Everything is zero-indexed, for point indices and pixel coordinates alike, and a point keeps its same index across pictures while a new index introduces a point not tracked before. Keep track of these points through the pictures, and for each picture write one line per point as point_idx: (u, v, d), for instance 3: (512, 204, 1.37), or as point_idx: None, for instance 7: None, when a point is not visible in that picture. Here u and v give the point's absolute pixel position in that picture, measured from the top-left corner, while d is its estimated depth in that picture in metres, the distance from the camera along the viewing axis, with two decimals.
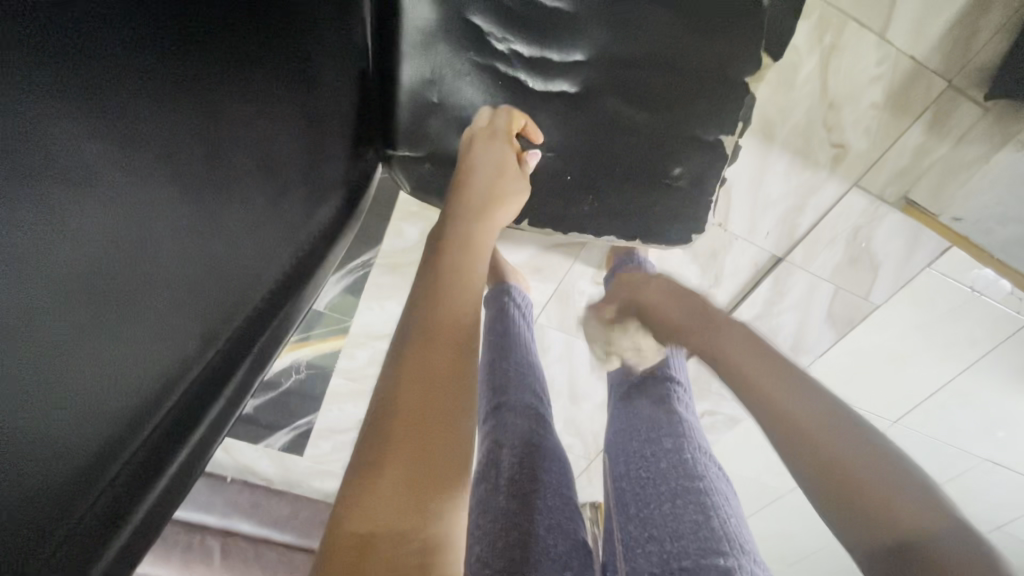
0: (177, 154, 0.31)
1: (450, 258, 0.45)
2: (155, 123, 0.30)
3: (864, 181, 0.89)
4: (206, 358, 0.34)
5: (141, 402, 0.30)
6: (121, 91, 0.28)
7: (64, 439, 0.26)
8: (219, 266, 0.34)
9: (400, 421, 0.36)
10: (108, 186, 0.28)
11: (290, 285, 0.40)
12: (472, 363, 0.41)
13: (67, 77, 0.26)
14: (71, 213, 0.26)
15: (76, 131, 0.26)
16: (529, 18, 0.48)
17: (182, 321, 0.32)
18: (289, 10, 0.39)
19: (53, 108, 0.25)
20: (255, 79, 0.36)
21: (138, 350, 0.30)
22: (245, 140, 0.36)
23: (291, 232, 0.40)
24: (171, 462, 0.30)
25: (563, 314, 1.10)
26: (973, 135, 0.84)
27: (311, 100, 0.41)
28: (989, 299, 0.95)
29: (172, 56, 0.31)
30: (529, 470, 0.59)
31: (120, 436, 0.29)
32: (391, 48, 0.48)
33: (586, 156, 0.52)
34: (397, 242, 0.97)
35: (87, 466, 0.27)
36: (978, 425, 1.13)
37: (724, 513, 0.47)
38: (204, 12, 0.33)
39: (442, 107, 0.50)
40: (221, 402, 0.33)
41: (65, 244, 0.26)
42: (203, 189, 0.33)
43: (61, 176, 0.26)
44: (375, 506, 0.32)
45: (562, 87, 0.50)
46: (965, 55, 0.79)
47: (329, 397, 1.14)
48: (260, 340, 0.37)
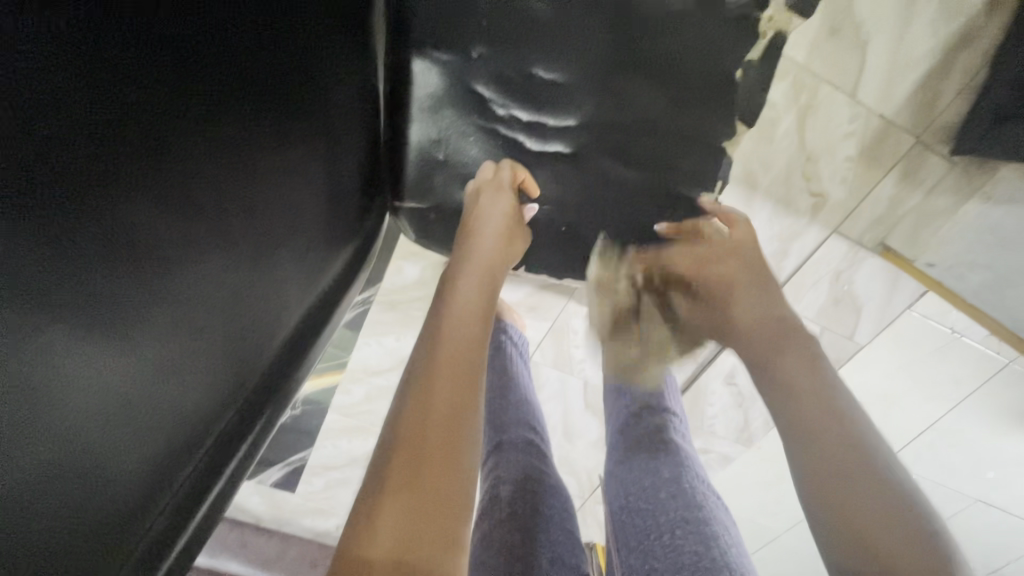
0: (223, 226, 0.36)
1: (458, 302, 0.48)
2: (208, 197, 0.34)
3: (842, 229, 0.95)
4: (238, 400, 0.39)
5: (184, 441, 0.35)
6: (179, 178, 0.33)
7: (116, 475, 0.31)
8: (253, 322, 0.39)
9: (408, 449, 0.38)
10: (173, 255, 0.33)
11: (308, 330, 0.44)
12: (476, 394, 0.43)
13: (141, 165, 0.31)
14: (147, 281, 0.32)
15: (148, 210, 0.31)
16: (528, 87, 0.52)
17: (217, 375, 0.37)
18: (324, 86, 0.43)
19: (130, 193, 0.30)
20: (290, 153, 0.40)
21: (187, 395, 0.35)
22: (278, 209, 0.40)
23: (313, 284, 0.45)
24: (211, 492, 0.37)
25: (557, 350, 1.12)
26: (940, 189, 0.89)
27: (335, 169, 0.45)
28: (971, 340, 0.98)
29: (225, 139, 0.35)
30: (529, 502, 0.60)
31: (170, 471, 0.34)
32: (402, 110, 0.52)
33: (580, 208, 0.56)
34: (397, 280, 1.02)
35: (141, 499, 0.33)
36: (969, 465, 1.14)
37: (724, 543, 0.48)
38: (254, 94, 0.37)
39: (447, 164, 0.55)
40: (244, 443, 0.39)
41: (140, 308, 0.31)
42: (242, 256, 0.37)
43: (136, 249, 0.31)
44: (384, 532, 0.35)
45: (557, 148, 0.55)
46: (930, 114, 0.85)
47: (325, 432, 1.15)
48: (276, 388, 0.42)
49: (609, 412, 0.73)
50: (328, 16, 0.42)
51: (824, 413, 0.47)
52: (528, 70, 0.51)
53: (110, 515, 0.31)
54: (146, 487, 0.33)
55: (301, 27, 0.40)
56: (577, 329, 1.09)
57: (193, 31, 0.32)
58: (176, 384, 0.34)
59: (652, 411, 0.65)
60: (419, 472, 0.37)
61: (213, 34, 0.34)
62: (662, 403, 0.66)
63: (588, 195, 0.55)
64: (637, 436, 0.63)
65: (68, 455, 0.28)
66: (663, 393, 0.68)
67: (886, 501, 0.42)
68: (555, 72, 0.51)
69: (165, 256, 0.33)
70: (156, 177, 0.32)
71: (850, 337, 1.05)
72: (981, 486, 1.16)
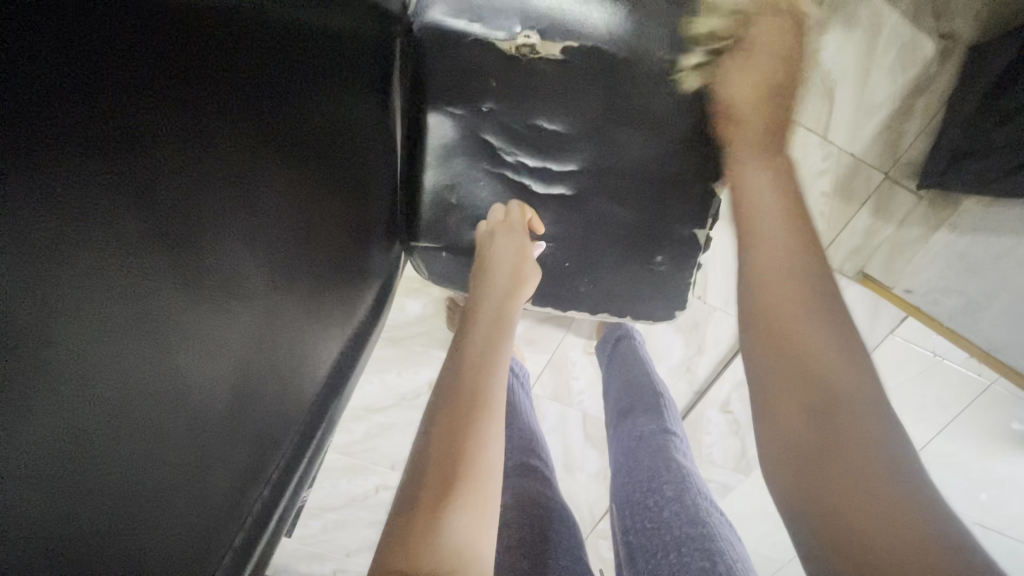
0: (280, 262, 0.41)
1: (476, 335, 0.51)
2: (271, 236, 0.39)
3: (823, 258, 1.02)
4: (294, 425, 0.43)
5: (253, 456, 0.39)
6: (253, 219, 0.38)
7: (205, 480, 0.35)
8: (301, 350, 0.44)
9: (438, 467, 0.41)
10: (246, 286, 0.38)
11: (343, 366, 0.49)
12: (499, 412, 0.46)
13: (227, 208, 0.36)
14: (229, 309, 0.37)
15: (230, 248, 0.36)
16: (532, 136, 0.56)
17: (277, 395, 0.41)
18: (362, 139, 0.49)
19: (218, 233, 0.35)
20: (334, 196, 0.46)
21: (253, 412, 0.39)
22: (324, 245, 0.45)
23: (349, 318, 0.49)
24: (275, 511, 0.41)
25: (557, 383, 1.15)
26: (911, 218, 0.97)
27: (367, 210, 0.50)
28: (952, 362, 1.05)
29: (287, 183, 0.40)
30: (541, 528, 0.63)
31: (244, 484, 0.38)
32: (418, 160, 0.56)
33: (582, 244, 0.60)
34: (399, 316, 1.08)
35: (224, 508, 0.37)
36: (962, 487, 1.17)
37: (730, 559, 0.50)
38: (310, 143, 0.42)
39: (459, 207, 0.59)
40: (300, 470, 0.43)
41: (221, 333, 0.36)
42: (295, 289, 0.42)
43: (219, 283, 0.36)
44: (415, 545, 0.37)
45: (560, 190, 0.59)
46: (895, 152, 0.93)
47: (323, 473, 1.14)
48: (323, 418, 0.46)
49: (611, 433, 0.75)
50: (359, 76, 0.47)
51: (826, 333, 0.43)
52: (533, 122, 0.56)
53: (204, 518, 0.35)
54: (226, 500, 0.37)
55: (339, 86, 0.45)
56: (575, 361, 1.14)
57: (263, 94, 0.38)
58: (246, 400, 0.38)
59: (654, 431, 0.67)
60: (445, 497, 0.40)
61: (277, 96, 0.39)
62: (662, 423, 0.68)
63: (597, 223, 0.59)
64: (640, 457, 0.65)
65: (172, 457, 0.33)
66: (661, 412, 0.71)
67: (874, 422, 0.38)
68: (559, 123, 0.55)
69: (241, 288, 0.37)
70: (238, 218, 0.37)
71: None
72: (976, 508, 1.18)
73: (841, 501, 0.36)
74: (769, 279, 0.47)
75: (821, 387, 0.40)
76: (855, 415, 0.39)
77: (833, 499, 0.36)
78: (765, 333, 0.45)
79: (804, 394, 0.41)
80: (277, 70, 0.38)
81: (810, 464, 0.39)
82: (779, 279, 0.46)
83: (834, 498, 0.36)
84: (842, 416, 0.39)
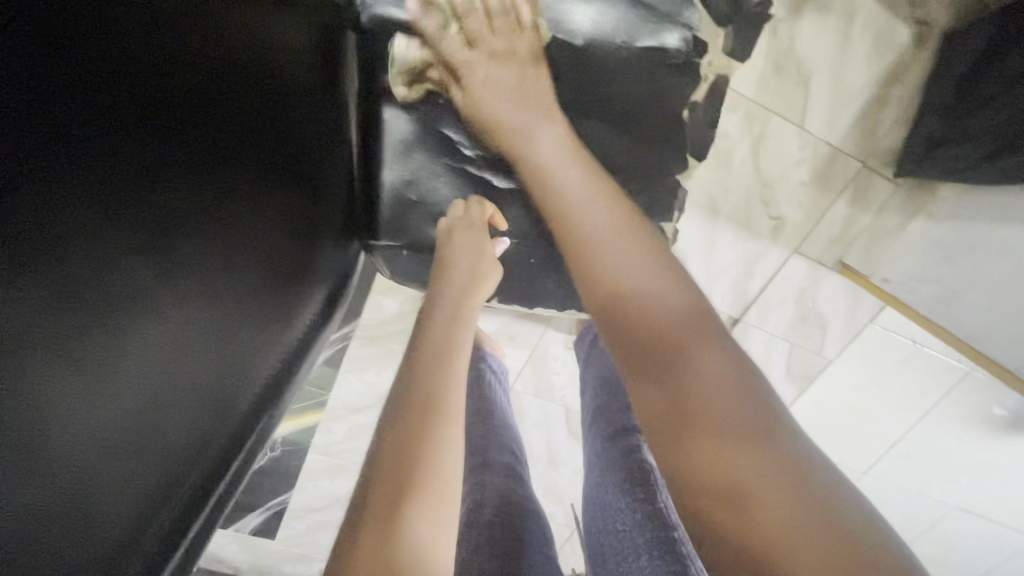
0: (209, 272, 0.39)
1: (433, 340, 0.50)
2: (195, 248, 0.37)
3: (803, 249, 1.01)
4: (227, 433, 0.42)
5: (175, 472, 0.38)
6: (171, 227, 0.36)
7: (113, 506, 0.34)
8: (240, 363, 0.42)
9: (390, 477, 0.40)
10: (174, 306, 0.36)
11: (286, 367, 0.47)
12: (454, 418, 0.45)
13: (140, 223, 0.34)
14: (152, 329, 0.35)
15: (147, 265, 0.34)
16: (492, 130, 0.55)
17: (209, 409, 0.40)
18: (304, 131, 0.46)
19: (131, 249, 0.33)
20: (271, 197, 0.43)
21: (183, 431, 0.38)
22: (262, 252, 0.43)
23: (291, 322, 0.47)
24: (195, 521, 0.40)
25: (539, 379, 1.14)
26: (890, 207, 0.96)
27: (319, 214, 0.48)
28: (931, 350, 1.04)
29: (211, 189, 0.38)
30: (514, 531, 0.61)
31: (166, 495, 0.37)
32: (376, 155, 0.54)
33: (546, 239, 0.58)
34: (376, 314, 1.06)
35: (135, 527, 0.36)
36: (943, 472, 1.18)
37: (701, 562, 0.48)
38: (237, 142, 0.40)
39: (421, 204, 0.57)
40: (227, 475, 0.42)
41: (145, 354, 0.35)
42: (220, 296, 0.40)
43: (141, 303, 0.34)
44: (364, 559, 0.35)
45: (525, 184, 0.57)
46: (872, 141, 0.92)
47: (305, 474, 1.13)
48: (259, 422, 0.45)
49: (588, 433, 0.74)
50: (302, 64, 0.44)
51: (671, 314, 0.45)
52: (491, 116, 0.55)
53: (107, 542, 0.34)
54: (136, 521, 0.36)
55: (276, 76, 0.42)
56: (556, 356, 1.12)
57: (191, 98, 0.36)
58: (174, 421, 0.37)
59: (627, 429, 0.66)
60: (396, 507, 0.38)
61: (208, 98, 0.37)
62: (635, 420, 0.67)
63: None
64: (613, 459, 0.64)
65: (75, 492, 0.31)
66: (635, 410, 0.68)
67: (744, 406, 0.41)
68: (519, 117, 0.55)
69: (166, 307, 0.36)
70: (154, 233, 0.35)
71: (820, 352, 1.10)
72: (956, 493, 1.20)
73: (721, 485, 0.38)
74: (604, 256, 0.50)
75: (681, 370, 0.43)
76: (725, 409, 0.40)
77: (712, 491, 0.38)
78: (619, 326, 0.47)
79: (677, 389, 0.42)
80: (197, 69, 0.36)
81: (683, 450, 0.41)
82: (620, 260, 0.49)
83: (710, 488, 0.39)
84: (726, 408, 0.40)
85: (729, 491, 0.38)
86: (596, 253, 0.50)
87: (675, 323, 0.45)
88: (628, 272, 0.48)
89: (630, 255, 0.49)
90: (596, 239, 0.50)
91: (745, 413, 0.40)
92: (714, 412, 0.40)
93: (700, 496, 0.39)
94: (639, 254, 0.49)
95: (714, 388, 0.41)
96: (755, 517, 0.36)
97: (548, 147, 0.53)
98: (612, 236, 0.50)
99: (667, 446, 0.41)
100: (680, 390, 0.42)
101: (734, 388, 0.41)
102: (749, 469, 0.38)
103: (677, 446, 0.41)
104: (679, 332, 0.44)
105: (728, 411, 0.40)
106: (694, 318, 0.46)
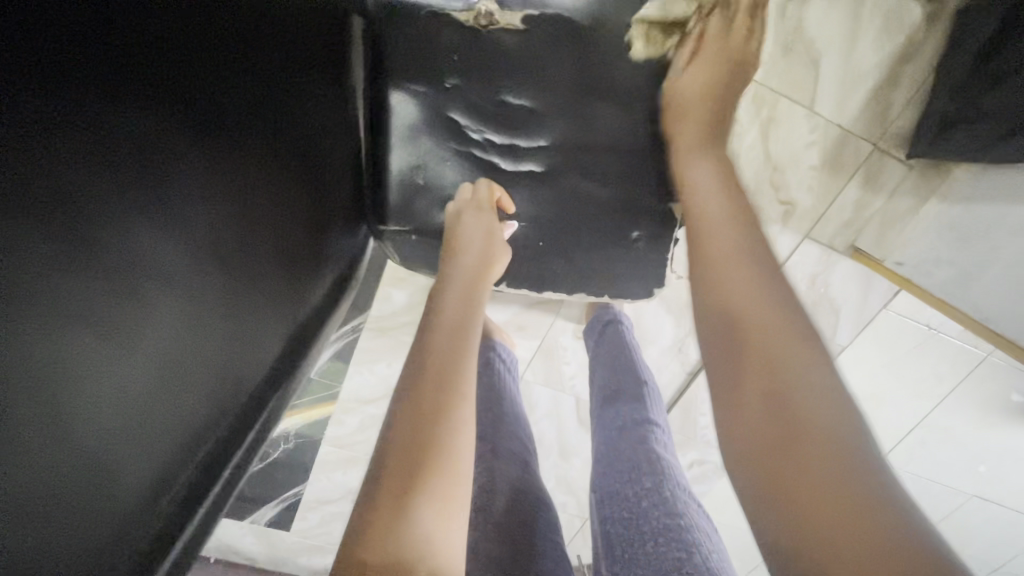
0: (215, 247, 0.39)
1: (444, 322, 0.50)
2: (197, 221, 0.37)
3: (813, 234, 1.00)
4: (231, 410, 0.41)
5: (182, 447, 0.37)
6: (176, 199, 0.36)
7: (118, 481, 0.33)
8: (244, 338, 0.42)
9: (401, 458, 0.40)
10: (174, 276, 0.36)
11: (295, 346, 0.47)
12: (465, 402, 0.45)
13: (138, 193, 0.34)
14: (154, 299, 0.35)
15: (147, 236, 0.34)
16: (499, 113, 0.55)
17: (213, 383, 0.39)
18: (307, 107, 0.45)
19: (130, 219, 0.33)
20: (275, 173, 0.43)
21: (188, 405, 0.37)
22: (267, 229, 0.43)
23: (297, 302, 0.47)
24: (203, 502, 0.39)
25: (548, 369, 1.14)
26: (903, 189, 0.94)
27: (324, 194, 0.48)
28: (947, 335, 1.03)
29: (212, 162, 0.38)
30: (522, 515, 0.63)
31: (174, 471, 0.37)
32: (383, 140, 0.54)
33: (555, 224, 0.58)
34: (385, 307, 1.05)
35: (140, 505, 0.35)
36: (960, 460, 1.16)
37: (705, 549, 0.50)
38: (238, 115, 0.39)
39: (428, 188, 0.57)
40: (235, 455, 0.42)
41: (147, 324, 0.35)
42: (222, 270, 0.39)
43: (141, 273, 0.34)
44: (379, 538, 0.36)
45: (531, 167, 0.58)
46: (884, 122, 0.91)
47: (318, 466, 1.15)
48: (268, 400, 0.45)
49: (595, 421, 0.74)
50: (304, 39, 0.44)
51: (773, 310, 0.43)
52: (499, 98, 0.54)
53: (113, 519, 0.33)
54: (143, 499, 0.35)
55: (277, 50, 0.42)
56: (566, 346, 1.12)
57: (192, 67, 0.36)
58: (177, 393, 0.37)
59: (637, 421, 0.66)
60: (407, 490, 0.39)
61: (207, 67, 0.37)
62: (645, 413, 0.67)
63: (574, 198, 0.57)
64: (620, 446, 0.64)
65: (78, 461, 0.31)
66: (646, 402, 0.69)
67: (830, 411, 0.38)
68: (526, 98, 0.54)
69: (167, 277, 0.36)
70: (153, 203, 0.35)
71: (833, 339, 1.09)
72: (974, 480, 1.19)
73: (800, 499, 0.36)
74: (711, 251, 0.48)
75: (772, 371, 0.41)
76: (810, 411, 0.38)
77: (783, 496, 0.37)
78: (715, 320, 0.46)
79: (767, 388, 0.40)
80: (195, 39, 0.36)
81: (765, 450, 0.39)
82: (729, 255, 0.47)
83: (783, 498, 0.37)
84: (802, 410, 0.39)
85: (813, 502, 0.36)
86: (702, 250, 0.49)
87: (779, 322, 0.43)
88: (730, 269, 0.47)
89: (736, 253, 0.47)
90: (702, 237, 0.50)
91: (826, 419, 0.38)
92: (796, 422, 0.38)
93: (770, 504, 0.38)
94: (750, 257, 0.47)
95: (812, 404, 0.39)
96: (825, 532, 0.34)
97: (702, 179, 0.53)
98: (719, 232, 0.49)
99: (750, 446, 0.40)
100: (766, 392, 0.40)
101: (817, 390, 0.39)
102: (833, 481, 0.36)
103: (750, 444, 0.40)
104: (783, 331, 0.42)
105: (817, 423, 0.38)
106: (794, 317, 0.43)
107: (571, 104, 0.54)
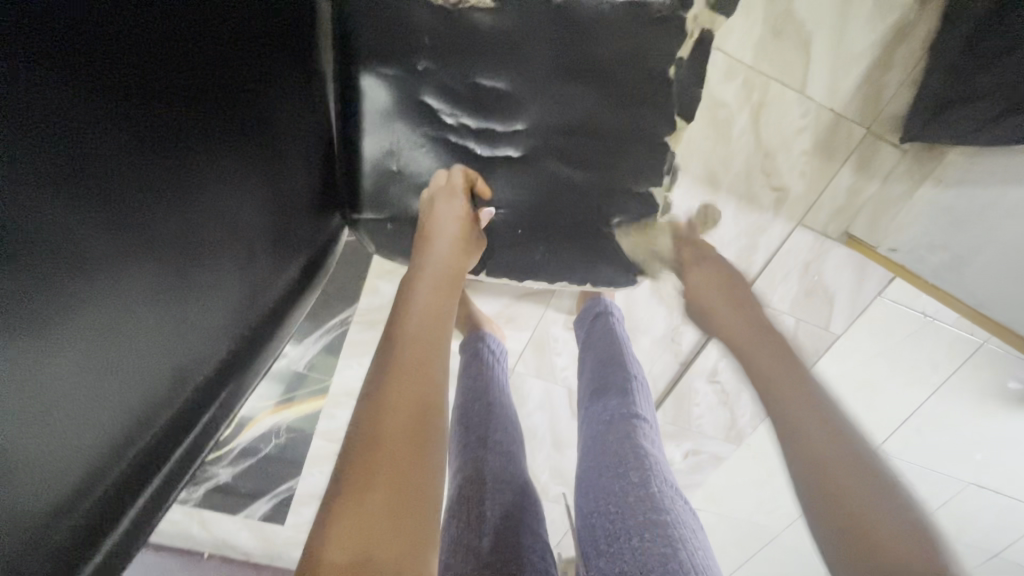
0: (159, 238, 0.36)
1: (416, 311, 0.50)
2: (139, 209, 0.35)
3: (806, 221, 0.99)
4: (177, 402, 0.39)
5: (119, 440, 0.35)
6: (117, 190, 0.33)
7: (49, 478, 0.30)
8: (193, 332, 0.40)
9: (370, 448, 0.39)
10: (118, 266, 0.34)
11: (249, 339, 0.46)
12: (439, 394, 0.45)
13: (78, 178, 0.31)
14: (95, 289, 0.32)
15: (86, 225, 0.31)
16: (474, 97, 0.54)
17: (157, 376, 0.37)
18: (263, 95, 0.43)
19: (68, 208, 0.30)
20: (227, 162, 0.41)
21: (129, 399, 0.35)
22: (217, 221, 0.40)
23: (252, 295, 0.45)
24: (140, 496, 0.37)
25: (540, 360, 1.13)
26: (896, 175, 0.93)
27: (284, 181, 0.47)
28: (944, 322, 1.01)
29: (158, 147, 0.35)
30: (506, 507, 0.61)
31: (105, 465, 0.34)
32: (356, 125, 0.53)
33: (535, 212, 0.57)
34: (373, 299, 1.02)
35: (66, 500, 0.32)
36: (956, 448, 1.16)
37: (690, 546, 0.50)
38: (187, 99, 0.37)
39: (402, 174, 0.56)
40: (180, 447, 0.40)
41: (87, 315, 0.32)
42: (167, 262, 0.37)
43: (80, 261, 0.31)
44: (344, 530, 0.35)
45: (507, 151, 0.57)
46: (878, 106, 0.89)
47: (309, 461, 1.14)
48: (220, 394, 0.43)
49: (581, 415, 0.72)
50: (263, 22, 0.42)
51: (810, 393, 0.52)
52: (473, 80, 0.53)
53: (37, 516, 0.30)
54: (71, 495, 0.32)
55: (234, 34, 0.40)
56: (556, 337, 1.10)
57: (139, 44, 0.33)
58: (119, 387, 0.34)
59: (623, 415, 0.65)
60: (377, 483, 0.38)
61: (154, 46, 0.34)
62: (632, 407, 0.66)
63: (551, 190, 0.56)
64: (607, 439, 0.63)
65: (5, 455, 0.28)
66: (633, 395, 0.68)
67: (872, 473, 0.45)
68: (500, 80, 0.53)
69: (111, 267, 0.33)
70: (94, 189, 0.32)
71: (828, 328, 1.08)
72: (970, 468, 1.18)
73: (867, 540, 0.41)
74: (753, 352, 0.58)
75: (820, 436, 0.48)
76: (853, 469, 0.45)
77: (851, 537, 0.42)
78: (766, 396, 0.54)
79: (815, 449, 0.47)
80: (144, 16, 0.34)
81: (828, 498, 0.44)
82: (771, 353, 0.57)
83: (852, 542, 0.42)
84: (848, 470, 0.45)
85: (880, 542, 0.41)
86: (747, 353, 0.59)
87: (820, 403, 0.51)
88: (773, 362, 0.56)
89: (776, 352, 0.57)
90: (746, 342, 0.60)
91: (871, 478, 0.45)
92: (844, 477, 0.45)
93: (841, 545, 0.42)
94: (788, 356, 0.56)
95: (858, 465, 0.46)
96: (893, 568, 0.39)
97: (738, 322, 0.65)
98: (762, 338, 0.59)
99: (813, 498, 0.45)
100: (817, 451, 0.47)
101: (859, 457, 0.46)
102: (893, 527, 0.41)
103: (812, 494, 0.45)
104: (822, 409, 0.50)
105: (862, 481, 0.45)
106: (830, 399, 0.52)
107: (548, 84, 0.53)
